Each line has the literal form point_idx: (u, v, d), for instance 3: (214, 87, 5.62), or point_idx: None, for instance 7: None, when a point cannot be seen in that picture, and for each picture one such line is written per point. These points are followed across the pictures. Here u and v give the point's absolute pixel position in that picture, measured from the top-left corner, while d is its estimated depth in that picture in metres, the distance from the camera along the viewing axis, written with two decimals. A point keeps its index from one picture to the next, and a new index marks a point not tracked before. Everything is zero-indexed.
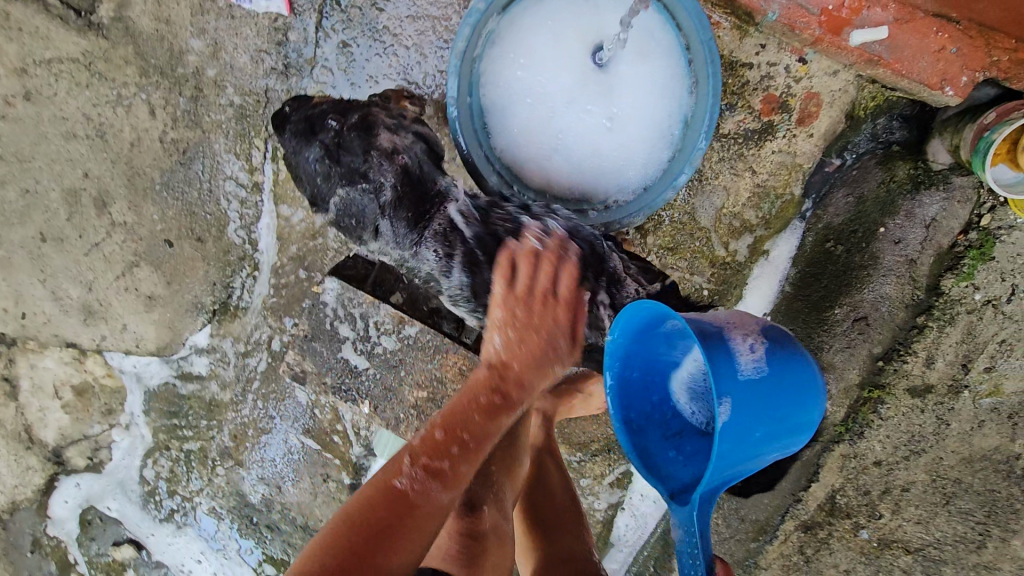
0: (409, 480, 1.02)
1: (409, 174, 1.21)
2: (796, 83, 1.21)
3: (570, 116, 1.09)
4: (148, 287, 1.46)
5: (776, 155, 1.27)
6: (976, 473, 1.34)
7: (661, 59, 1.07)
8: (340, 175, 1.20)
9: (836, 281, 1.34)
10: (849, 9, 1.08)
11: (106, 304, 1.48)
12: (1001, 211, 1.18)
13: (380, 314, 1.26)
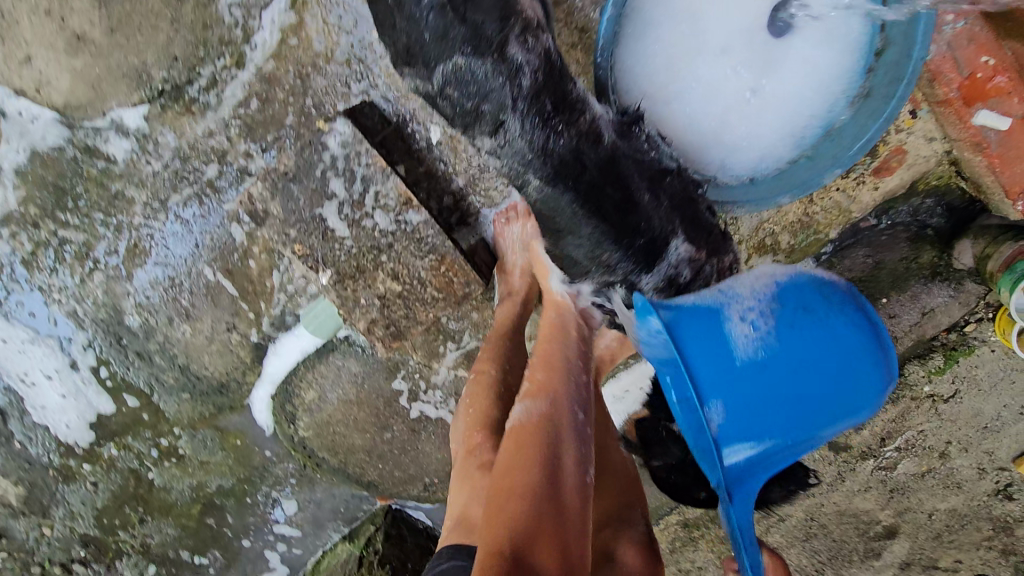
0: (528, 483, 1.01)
1: (546, 57, 0.92)
2: (895, 132, 1.15)
3: (720, 68, 0.97)
4: (79, 23, 1.09)
5: (837, 192, 1.22)
6: (840, 524, 1.51)
7: (834, 47, 0.96)
8: (464, 39, 0.87)
9: None
10: (993, 84, 1.01)
11: (10, 19, 1.09)
12: (984, 325, 1.27)
13: (385, 184, 1.07)
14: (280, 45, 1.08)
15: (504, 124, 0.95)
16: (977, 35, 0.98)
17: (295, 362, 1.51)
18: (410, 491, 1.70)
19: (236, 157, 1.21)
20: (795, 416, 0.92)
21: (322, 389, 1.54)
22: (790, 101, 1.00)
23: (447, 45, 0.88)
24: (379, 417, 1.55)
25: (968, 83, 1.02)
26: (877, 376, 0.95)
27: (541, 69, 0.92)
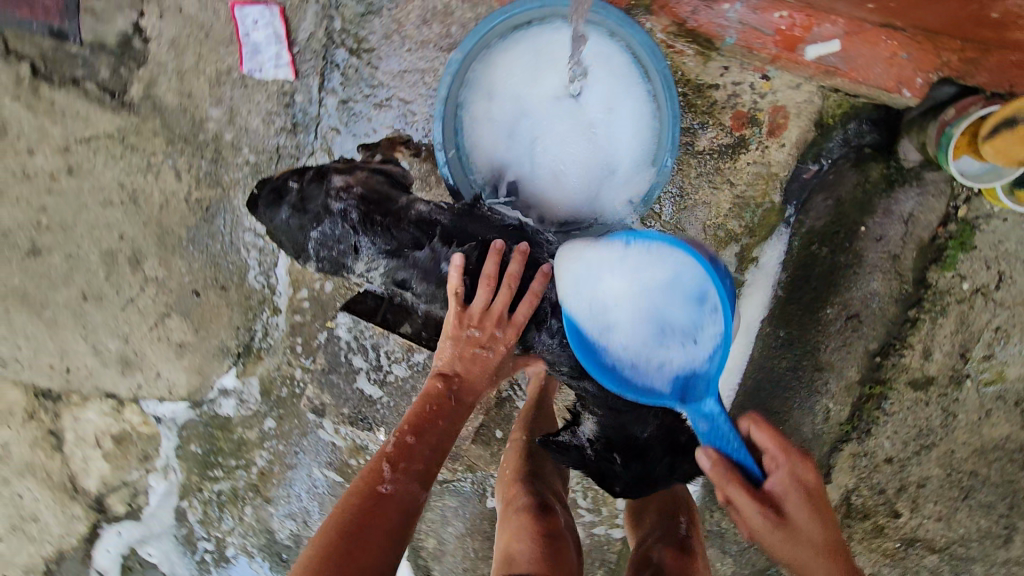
0: (393, 485, 1.02)
1: (366, 196, 1.15)
2: (762, 98, 1.29)
3: (614, 326, 1.10)
4: (177, 335, 1.57)
5: (753, 169, 1.34)
6: (991, 463, 1.40)
7: (629, 99, 1.17)
8: (310, 221, 1.13)
9: (823, 280, 1.38)
10: (800, 27, 1.16)
11: (141, 354, 1.60)
12: (976, 201, 1.26)
13: (390, 343, 1.36)
14: (298, 287, 1.47)
15: (358, 249, 1.14)
16: (758, 5, 1.16)
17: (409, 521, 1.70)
18: None
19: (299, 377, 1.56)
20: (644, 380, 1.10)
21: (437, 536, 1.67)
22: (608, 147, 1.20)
23: (306, 228, 1.15)
24: None
25: (781, 38, 1.18)
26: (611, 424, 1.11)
27: (363, 198, 1.14)
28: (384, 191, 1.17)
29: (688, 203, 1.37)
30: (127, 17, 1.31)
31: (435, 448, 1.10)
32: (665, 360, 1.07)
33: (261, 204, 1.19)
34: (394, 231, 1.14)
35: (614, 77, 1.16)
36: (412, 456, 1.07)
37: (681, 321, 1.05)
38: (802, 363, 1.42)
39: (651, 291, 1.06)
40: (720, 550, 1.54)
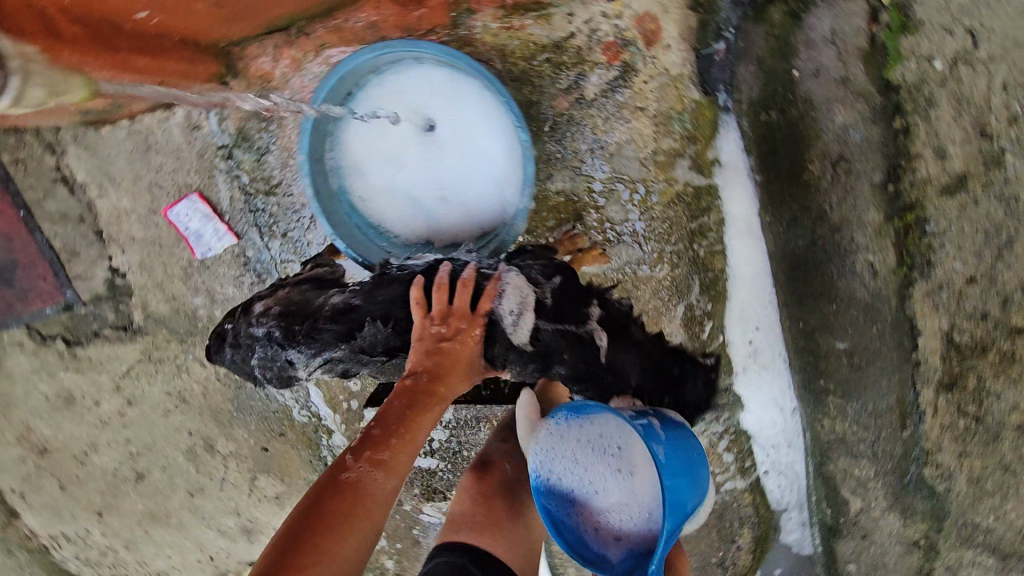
0: (359, 471, 0.89)
1: (284, 308, 1.13)
2: (620, 19, 1.23)
3: (574, 484, 1.07)
4: (271, 490, 1.69)
5: (655, 86, 1.28)
6: None
7: (462, 99, 1.23)
8: (247, 353, 1.16)
9: (791, 142, 1.25)
10: None
11: (254, 519, 1.72)
12: None
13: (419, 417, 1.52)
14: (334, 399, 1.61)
15: (293, 362, 1.13)
16: None
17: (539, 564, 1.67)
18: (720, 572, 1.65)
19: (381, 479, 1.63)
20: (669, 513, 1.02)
21: None
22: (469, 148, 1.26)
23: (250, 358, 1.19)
24: None
25: None
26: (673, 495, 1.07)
27: (280, 311, 1.12)
28: (304, 297, 1.15)
29: (618, 151, 1.39)
30: (103, 265, 1.49)
31: (414, 439, 0.97)
32: (617, 539, 1.02)
33: (212, 353, 1.25)
34: (313, 332, 1.09)
35: (433, 88, 1.24)
36: (383, 443, 0.94)
37: (635, 457, 1.00)
38: (817, 234, 1.26)
39: (603, 458, 1.03)
40: (849, 456, 1.39)
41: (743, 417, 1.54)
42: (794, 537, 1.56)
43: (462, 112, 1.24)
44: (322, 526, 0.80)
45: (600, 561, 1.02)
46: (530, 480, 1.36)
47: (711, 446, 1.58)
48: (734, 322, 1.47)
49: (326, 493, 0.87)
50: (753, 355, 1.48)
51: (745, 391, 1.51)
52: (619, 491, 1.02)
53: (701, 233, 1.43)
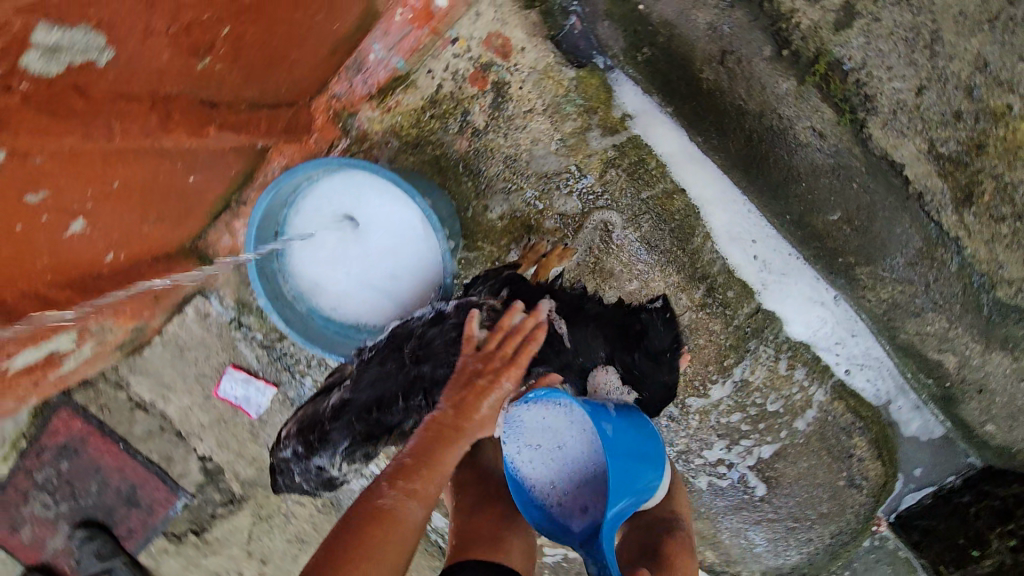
0: (388, 497, 0.96)
1: (302, 424, 1.25)
2: (472, 51, 1.32)
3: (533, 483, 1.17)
4: None
5: (531, 84, 1.34)
6: None
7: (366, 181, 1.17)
8: (295, 471, 1.31)
9: (676, 65, 1.26)
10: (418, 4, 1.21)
11: None
12: None
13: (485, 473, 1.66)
14: None
15: (327, 466, 1.25)
16: (381, 28, 1.24)
17: None
18: (856, 492, 1.51)
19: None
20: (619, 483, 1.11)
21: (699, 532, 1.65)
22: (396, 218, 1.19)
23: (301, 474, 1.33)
24: (743, 493, 1.58)
25: (419, 21, 1.23)
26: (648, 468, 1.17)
27: (298, 430, 1.26)
28: (314, 409, 1.25)
29: (529, 154, 1.39)
30: (191, 457, 1.70)
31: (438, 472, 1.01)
32: (572, 497, 1.16)
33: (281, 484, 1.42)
34: (327, 435, 1.20)
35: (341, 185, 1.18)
36: (418, 471, 0.99)
37: (579, 441, 1.18)
38: (749, 126, 1.26)
39: (563, 435, 1.19)
40: (914, 316, 1.30)
41: (789, 330, 1.45)
42: (914, 425, 1.46)
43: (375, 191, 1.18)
44: (360, 553, 0.89)
45: (563, 528, 1.13)
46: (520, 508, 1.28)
47: (776, 373, 1.49)
48: (728, 247, 1.41)
49: (362, 522, 0.93)
50: (766, 269, 1.42)
51: (777, 305, 1.44)
52: (578, 460, 1.18)
53: (645, 184, 1.40)
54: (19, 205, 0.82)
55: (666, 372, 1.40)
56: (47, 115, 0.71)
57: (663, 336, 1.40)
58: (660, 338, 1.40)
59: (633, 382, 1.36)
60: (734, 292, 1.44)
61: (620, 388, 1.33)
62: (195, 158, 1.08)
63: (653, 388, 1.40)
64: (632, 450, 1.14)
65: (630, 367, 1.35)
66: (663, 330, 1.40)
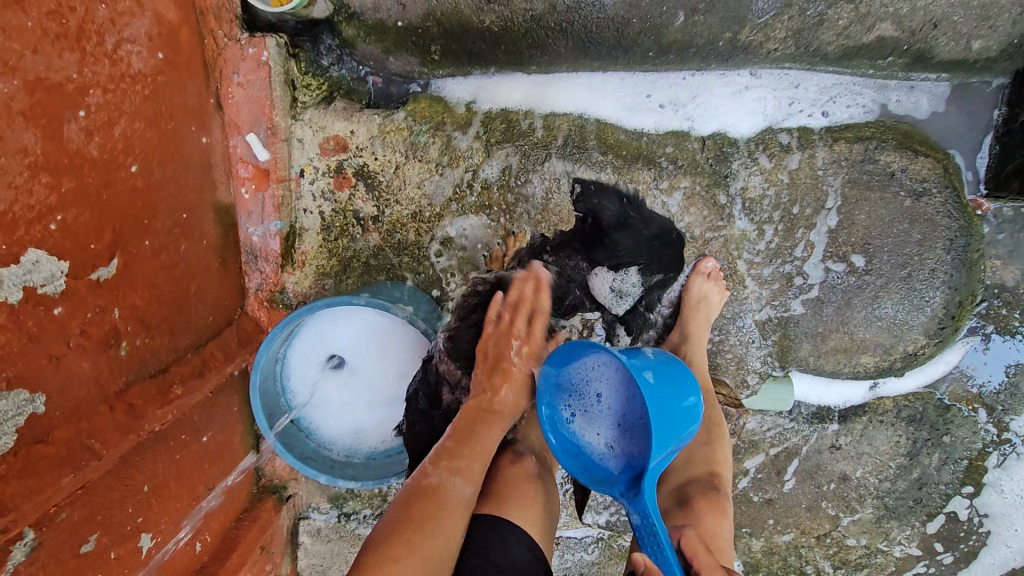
0: (436, 475, 1.03)
1: None
2: (321, 167, 1.36)
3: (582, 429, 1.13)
4: None
5: (379, 147, 1.37)
6: None
7: (313, 327, 1.20)
8: None
9: (465, 39, 1.32)
10: (252, 172, 1.29)
11: None
12: None
13: None
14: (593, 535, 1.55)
15: None
16: (243, 212, 1.30)
17: (830, 378, 1.58)
18: (929, 198, 1.42)
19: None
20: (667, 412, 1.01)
21: (843, 347, 1.53)
22: (359, 332, 1.22)
23: None
24: (842, 284, 1.48)
25: (260, 182, 1.30)
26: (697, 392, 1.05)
27: None
28: None
29: (428, 198, 1.40)
30: None
31: (438, 515, 0.97)
32: (609, 440, 1.11)
33: None
34: None
35: (301, 347, 1.21)
36: (422, 506, 0.98)
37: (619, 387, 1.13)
38: (555, 26, 1.29)
39: (607, 384, 1.14)
40: (817, 26, 1.29)
41: (743, 131, 1.44)
42: (925, 102, 1.44)
43: (326, 328, 1.21)
44: (410, 524, 0.95)
45: (606, 474, 1.08)
46: None
47: (767, 170, 1.43)
48: (636, 118, 1.43)
49: (415, 498, 1.00)
50: (677, 105, 1.43)
51: (715, 123, 1.44)
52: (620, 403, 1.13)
53: (530, 134, 1.39)
54: (81, 560, 0.88)
55: (645, 226, 1.40)
56: (34, 474, 0.79)
57: (609, 204, 1.39)
58: (611, 206, 1.39)
59: (625, 262, 1.41)
60: (672, 145, 1.43)
61: (616, 278, 1.41)
62: (192, 422, 1.14)
63: (650, 249, 1.41)
64: (675, 388, 1.04)
65: (609, 256, 1.40)
66: (606, 200, 1.39)
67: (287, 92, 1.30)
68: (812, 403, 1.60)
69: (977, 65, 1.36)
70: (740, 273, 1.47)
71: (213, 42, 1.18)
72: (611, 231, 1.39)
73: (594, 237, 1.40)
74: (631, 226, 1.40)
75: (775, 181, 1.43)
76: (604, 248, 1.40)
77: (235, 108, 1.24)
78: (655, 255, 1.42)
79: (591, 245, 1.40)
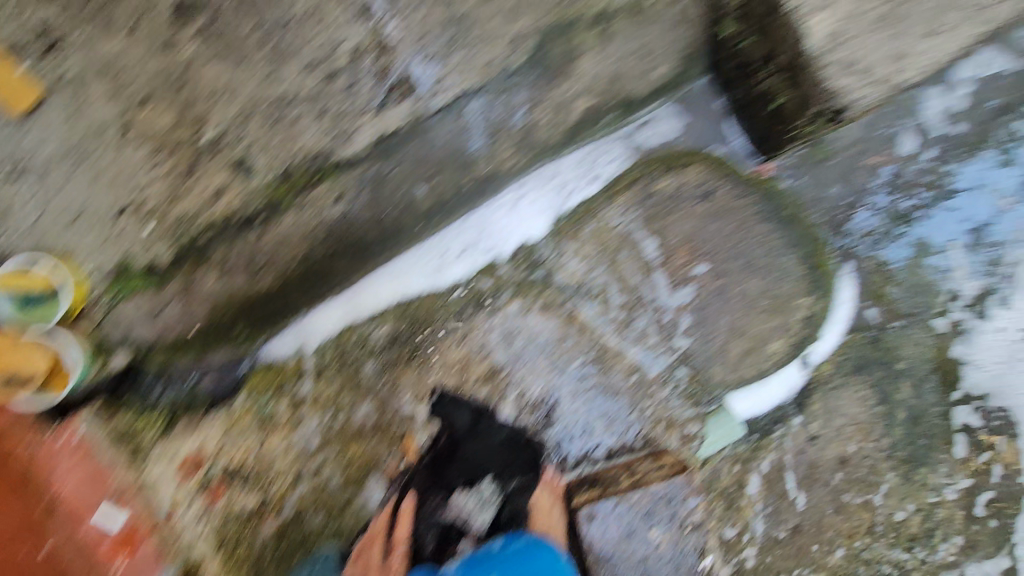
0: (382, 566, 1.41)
1: None
2: (188, 491, 1.31)
3: None
4: None
5: (232, 442, 1.36)
6: None
7: None
8: None
9: (259, 308, 1.38)
10: (117, 542, 1.24)
11: None
12: (88, 279, 1.24)
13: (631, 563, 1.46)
14: None
15: None
16: None
17: (759, 381, 1.55)
18: (716, 191, 1.52)
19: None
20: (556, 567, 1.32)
21: (746, 348, 1.53)
22: None
23: None
24: (704, 298, 1.50)
25: (133, 545, 1.25)
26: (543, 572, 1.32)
27: None
28: None
29: (302, 456, 1.38)
30: None
31: None
32: None
33: None
34: None
35: None
36: None
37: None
38: (324, 254, 1.38)
39: None
40: (532, 128, 1.43)
41: (539, 233, 1.50)
42: (672, 122, 1.55)
43: None
44: None
45: None
46: None
47: (575, 250, 1.49)
48: (445, 276, 1.48)
49: None
50: (472, 244, 1.50)
51: (512, 241, 1.50)
52: None
53: (361, 346, 1.44)
54: None
55: (499, 432, 1.47)
56: None
57: (462, 415, 1.46)
58: (462, 416, 1.46)
59: (478, 472, 1.49)
60: (489, 279, 1.49)
61: (476, 497, 1.49)
62: None
63: (501, 455, 1.47)
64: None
65: (461, 470, 1.48)
66: (459, 412, 1.45)
67: (126, 444, 1.29)
68: (767, 411, 1.55)
69: (675, 81, 1.52)
70: (614, 346, 1.47)
71: (21, 455, 1.19)
72: (468, 444, 1.46)
73: (449, 461, 1.47)
74: (484, 437, 1.47)
75: (590, 254, 1.49)
76: (459, 465, 1.48)
77: (73, 498, 1.21)
78: (507, 457, 1.47)
79: (448, 464, 1.47)
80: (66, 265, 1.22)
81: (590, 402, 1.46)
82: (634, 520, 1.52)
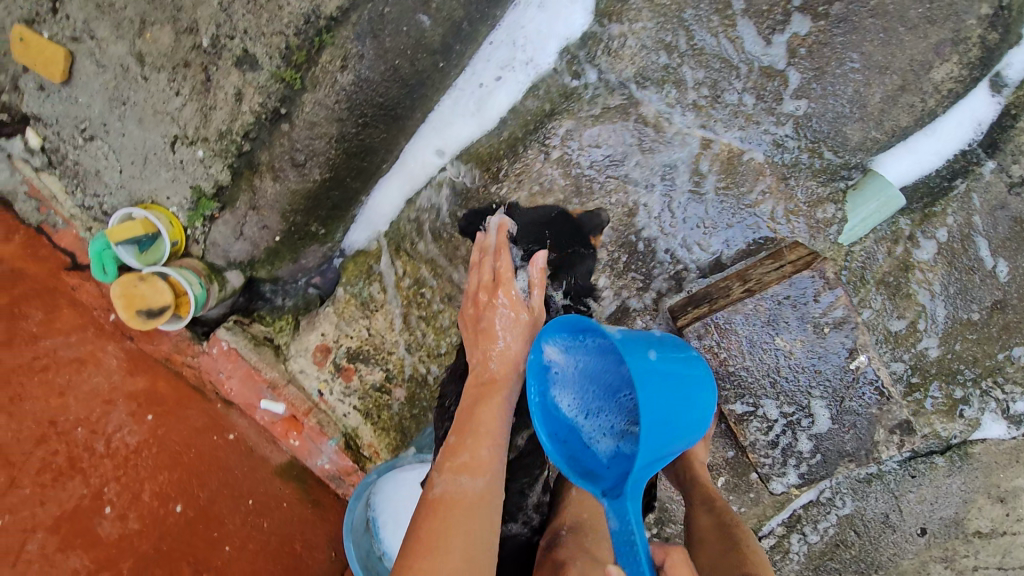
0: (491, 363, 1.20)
1: None
2: (327, 373, 1.46)
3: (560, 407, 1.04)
4: (971, 484, 1.26)
5: (347, 327, 1.46)
6: None
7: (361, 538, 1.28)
8: None
9: (323, 201, 1.37)
10: (286, 423, 1.43)
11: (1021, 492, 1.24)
12: (180, 213, 1.37)
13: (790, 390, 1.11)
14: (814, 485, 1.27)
15: None
16: (308, 454, 1.44)
17: (921, 129, 1.15)
18: None
19: (894, 404, 1.08)
20: (698, 388, 0.98)
21: (899, 88, 1.11)
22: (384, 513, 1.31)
23: None
24: (820, 35, 1.09)
25: (300, 424, 1.44)
26: (695, 381, 0.98)
27: None
28: None
29: (407, 328, 1.43)
30: None
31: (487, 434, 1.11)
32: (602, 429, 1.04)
33: None
34: None
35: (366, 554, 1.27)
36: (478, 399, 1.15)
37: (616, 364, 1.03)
38: (356, 126, 1.27)
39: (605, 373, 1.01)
40: None
41: (580, 26, 1.21)
42: None
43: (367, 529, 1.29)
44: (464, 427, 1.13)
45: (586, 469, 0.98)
46: (716, 539, 1.06)
47: (629, 32, 1.17)
48: (489, 111, 1.29)
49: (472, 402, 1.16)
50: (508, 64, 1.26)
51: (553, 43, 1.23)
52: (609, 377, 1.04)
53: (429, 211, 1.38)
54: None
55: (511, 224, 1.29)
56: None
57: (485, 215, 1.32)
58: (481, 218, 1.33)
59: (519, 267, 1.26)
60: (536, 101, 1.25)
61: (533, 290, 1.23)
62: None
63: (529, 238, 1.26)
64: (680, 381, 0.95)
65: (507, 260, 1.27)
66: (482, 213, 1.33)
67: (269, 343, 1.47)
68: (934, 166, 1.17)
69: None
70: (706, 138, 1.18)
71: (190, 368, 1.41)
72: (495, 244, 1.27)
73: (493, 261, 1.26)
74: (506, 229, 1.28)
75: (649, 29, 1.16)
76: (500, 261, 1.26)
77: (240, 396, 1.42)
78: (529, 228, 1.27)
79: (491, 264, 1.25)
80: (156, 209, 1.35)
81: (689, 215, 1.20)
82: (755, 333, 1.09)
